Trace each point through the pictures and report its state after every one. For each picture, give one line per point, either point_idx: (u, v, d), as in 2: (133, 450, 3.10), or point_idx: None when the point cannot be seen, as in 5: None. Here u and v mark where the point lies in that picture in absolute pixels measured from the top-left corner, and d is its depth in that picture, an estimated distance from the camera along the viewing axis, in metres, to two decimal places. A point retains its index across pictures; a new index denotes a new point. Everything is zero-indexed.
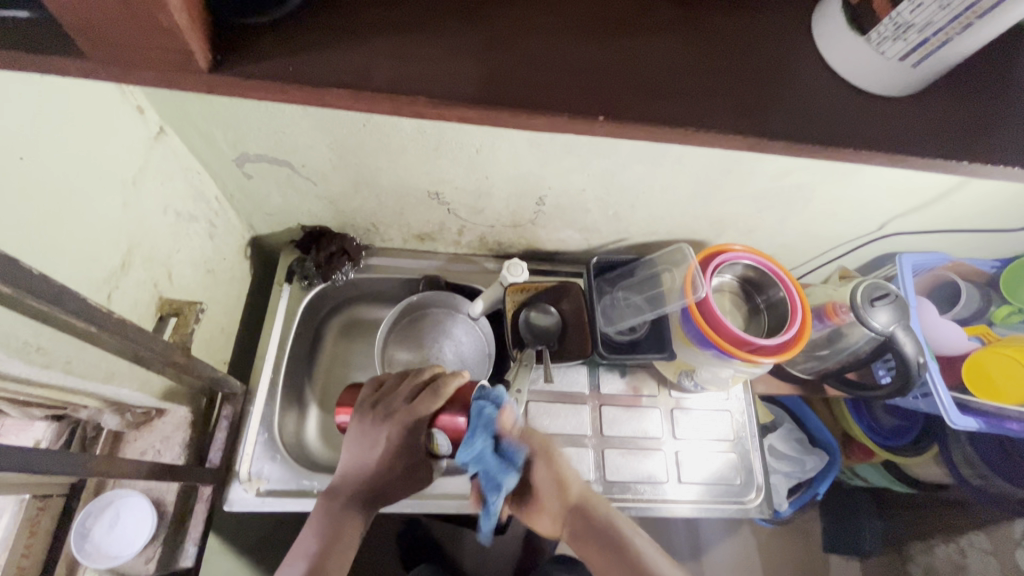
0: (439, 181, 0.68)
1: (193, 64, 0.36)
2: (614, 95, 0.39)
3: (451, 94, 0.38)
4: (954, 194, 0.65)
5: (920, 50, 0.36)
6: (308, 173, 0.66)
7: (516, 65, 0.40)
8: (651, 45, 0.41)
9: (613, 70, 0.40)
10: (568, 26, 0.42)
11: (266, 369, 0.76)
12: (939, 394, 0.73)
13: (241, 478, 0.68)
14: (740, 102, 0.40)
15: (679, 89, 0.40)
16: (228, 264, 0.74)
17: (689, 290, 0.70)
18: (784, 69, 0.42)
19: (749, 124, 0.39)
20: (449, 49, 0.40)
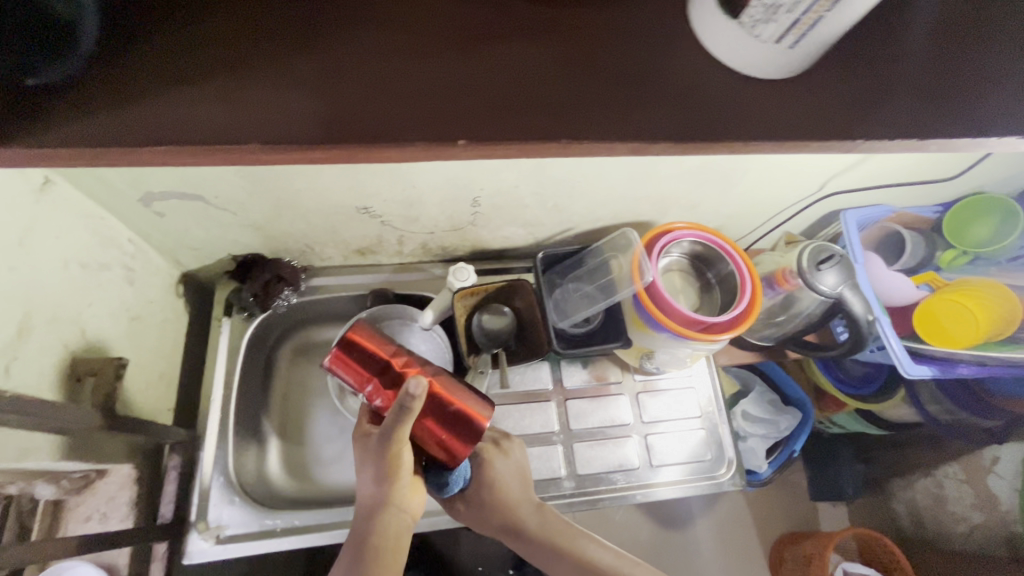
0: (365, 196, 0.65)
1: None
2: (467, 112, 0.39)
3: (290, 138, 0.37)
4: (874, 157, 0.67)
5: (794, 29, 0.35)
6: (223, 204, 0.63)
7: (362, 95, 0.39)
8: (509, 51, 0.40)
9: (471, 87, 0.39)
10: (419, 44, 0.40)
11: (214, 411, 0.73)
12: (893, 346, 0.73)
13: (200, 527, 0.66)
14: (602, 102, 0.39)
15: (543, 98, 0.39)
16: (157, 308, 0.70)
17: (637, 276, 0.69)
18: (657, 57, 0.41)
19: (616, 126, 0.39)
20: (281, 81, 0.39)
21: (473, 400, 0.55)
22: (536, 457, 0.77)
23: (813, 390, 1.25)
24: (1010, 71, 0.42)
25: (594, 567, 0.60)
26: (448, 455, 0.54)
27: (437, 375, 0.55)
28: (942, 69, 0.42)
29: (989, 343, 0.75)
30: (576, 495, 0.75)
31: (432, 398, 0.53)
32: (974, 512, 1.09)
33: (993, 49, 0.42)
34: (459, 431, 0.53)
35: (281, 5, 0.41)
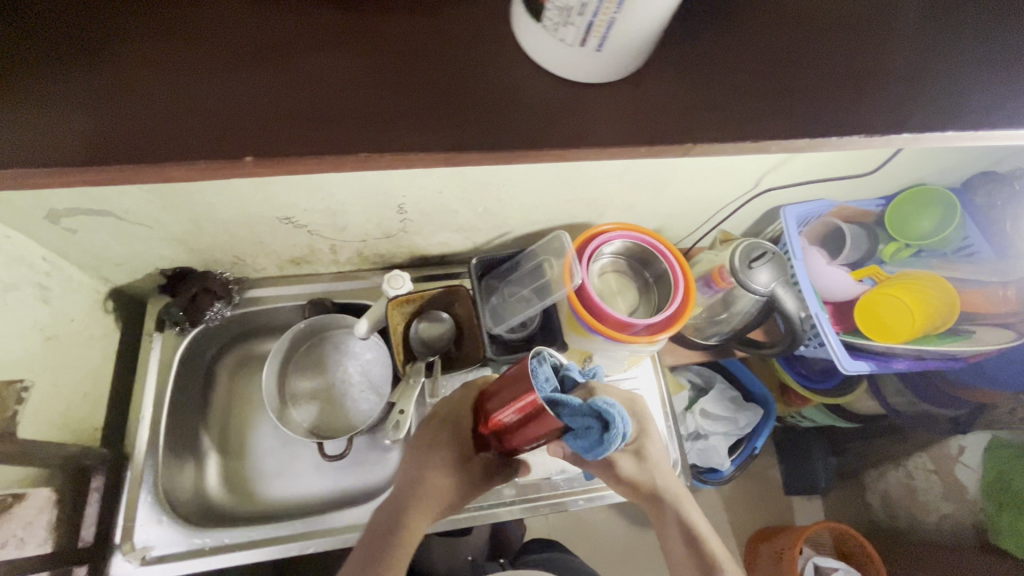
0: (284, 207, 0.64)
1: None
2: (250, 127, 0.37)
3: (49, 161, 0.34)
4: (800, 155, 0.68)
5: (592, 32, 0.34)
6: (136, 219, 0.62)
7: (133, 108, 0.37)
8: (304, 57, 0.39)
9: (261, 105, 0.37)
10: (210, 57, 0.38)
11: (144, 428, 0.72)
12: (831, 342, 0.72)
13: (124, 549, 0.65)
14: (392, 110, 0.38)
15: (345, 112, 0.38)
16: (79, 326, 0.69)
17: (567, 278, 0.68)
18: (481, 64, 0.40)
19: (394, 137, 0.37)
20: (47, 102, 0.36)
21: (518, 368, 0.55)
22: None
23: (778, 385, 1.24)
24: (886, 69, 0.42)
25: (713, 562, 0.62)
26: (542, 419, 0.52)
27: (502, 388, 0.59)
28: (819, 67, 0.42)
29: (929, 336, 0.76)
30: (516, 502, 0.75)
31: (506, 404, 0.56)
32: (943, 502, 1.09)
33: (869, 48, 0.42)
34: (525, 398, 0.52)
35: (62, 12, 0.38)
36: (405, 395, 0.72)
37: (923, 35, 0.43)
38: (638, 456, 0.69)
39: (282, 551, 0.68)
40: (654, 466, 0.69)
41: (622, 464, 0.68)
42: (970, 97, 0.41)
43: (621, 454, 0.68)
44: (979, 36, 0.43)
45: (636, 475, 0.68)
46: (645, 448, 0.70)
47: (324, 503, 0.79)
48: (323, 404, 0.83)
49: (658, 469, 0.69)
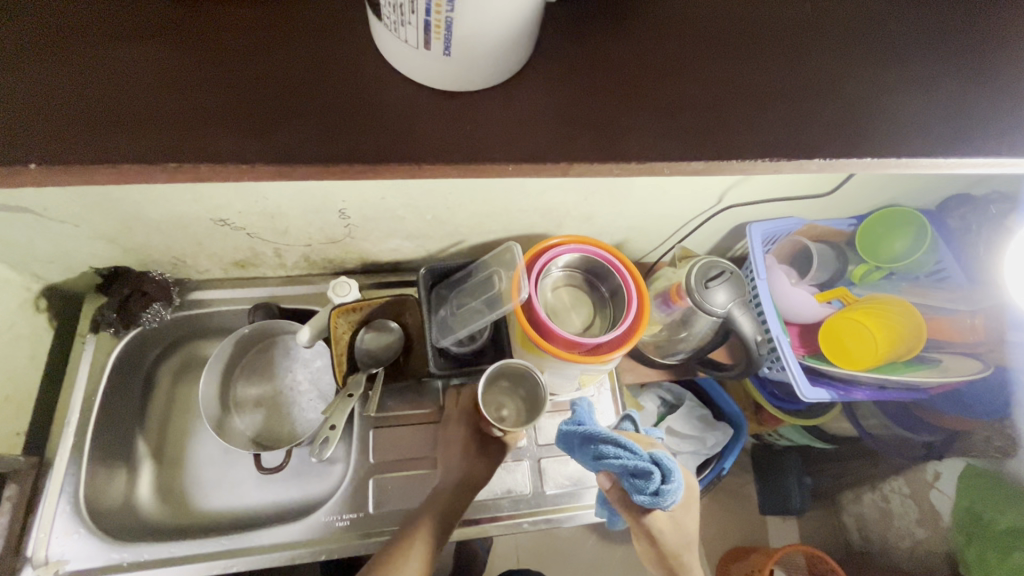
0: (217, 208, 0.61)
1: None
2: (45, 128, 0.36)
3: None
4: (753, 177, 0.67)
5: (431, 35, 0.33)
6: (58, 216, 0.59)
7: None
8: (119, 59, 0.39)
9: (67, 101, 0.37)
10: (11, 46, 0.37)
11: (69, 433, 0.69)
12: (791, 368, 0.69)
13: (35, 563, 0.62)
14: (200, 117, 0.38)
15: (162, 112, 0.37)
16: (5, 326, 0.66)
17: (514, 293, 0.65)
18: (318, 71, 0.40)
19: (200, 145, 0.37)
20: None
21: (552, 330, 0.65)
22: (420, 483, 0.73)
23: (751, 404, 1.21)
24: (800, 97, 0.42)
25: None
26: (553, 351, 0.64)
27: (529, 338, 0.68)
28: (731, 93, 0.41)
29: (895, 365, 0.73)
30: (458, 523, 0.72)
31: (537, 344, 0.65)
32: (917, 529, 1.05)
33: (784, 76, 0.42)
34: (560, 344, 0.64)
35: None
36: (338, 410, 0.68)
37: (839, 67, 0.43)
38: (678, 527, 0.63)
39: (206, 569, 0.65)
40: (686, 536, 0.64)
41: (663, 525, 0.62)
42: (877, 131, 0.41)
43: (666, 516, 0.62)
44: (893, 70, 0.43)
45: (670, 542, 0.62)
46: (684, 518, 0.64)
47: (261, 517, 0.75)
48: (267, 412, 0.80)
49: (688, 540, 0.64)
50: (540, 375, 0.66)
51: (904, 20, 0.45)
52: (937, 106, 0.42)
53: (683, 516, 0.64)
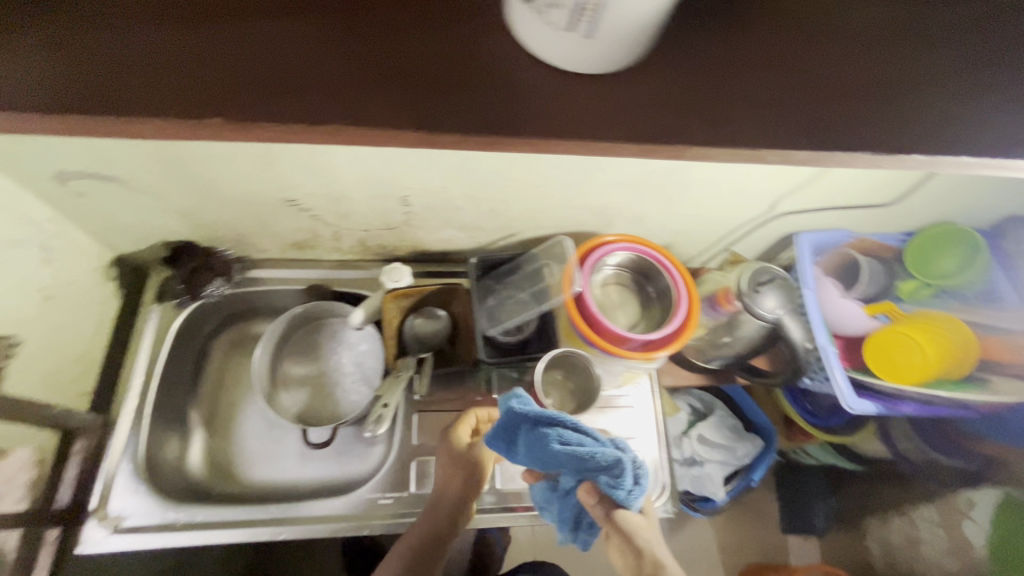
0: (289, 188, 0.64)
1: None
2: (215, 93, 0.42)
3: (34, 100, 0.40)
4: (830, 172, 0.63)
5: (584, 16, 0.39)
6: (142, 187, 0.62)
7: (118, 68, 0.42)
8: (271, 36, 0.45)
9: (234, 68, 0.43)
10: (193, 20, 0.45)
11: (133, 396, 0.72)
12: (836, 379, 0.68)
13: (99, 516, 0.64)
14: (338, 90, 0.43)
15: (308, 80, 0.43)
16: (80, 289, 0.69)
17: (566, 286, 0.67)
18: (432, 58, 0.45)
19: (343, 114, 0.43)
20: (42, 57, 0.42)
21: (600, 324, 0.66)
22: None
23: (781, 418, 1.20)
24: (860, 111, 0.45)
25: None
26: (599, 346, 0.66)
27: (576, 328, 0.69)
28: (795, 100, 0.46)
29: (942, 383, 0.73)
30: (495, 510, 0.73)
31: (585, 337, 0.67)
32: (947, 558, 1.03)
33: (849, 93, 0.46)
34: (608, 337, 0.66)
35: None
36: (392, 387, 0.73)
37: (893, 84, 0.46)
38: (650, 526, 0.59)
39: (253, 535, 0.68)
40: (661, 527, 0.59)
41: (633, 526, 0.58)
42: (931, 144, 0.44)
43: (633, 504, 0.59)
44: (953, 89, 0.46)
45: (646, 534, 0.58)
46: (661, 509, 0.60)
47: (302, 491, 0.78)
48: (313, 391, 0.82)
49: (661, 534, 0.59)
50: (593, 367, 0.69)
51: (966, 45, 0.48)
52: (994, 123, 0.45)
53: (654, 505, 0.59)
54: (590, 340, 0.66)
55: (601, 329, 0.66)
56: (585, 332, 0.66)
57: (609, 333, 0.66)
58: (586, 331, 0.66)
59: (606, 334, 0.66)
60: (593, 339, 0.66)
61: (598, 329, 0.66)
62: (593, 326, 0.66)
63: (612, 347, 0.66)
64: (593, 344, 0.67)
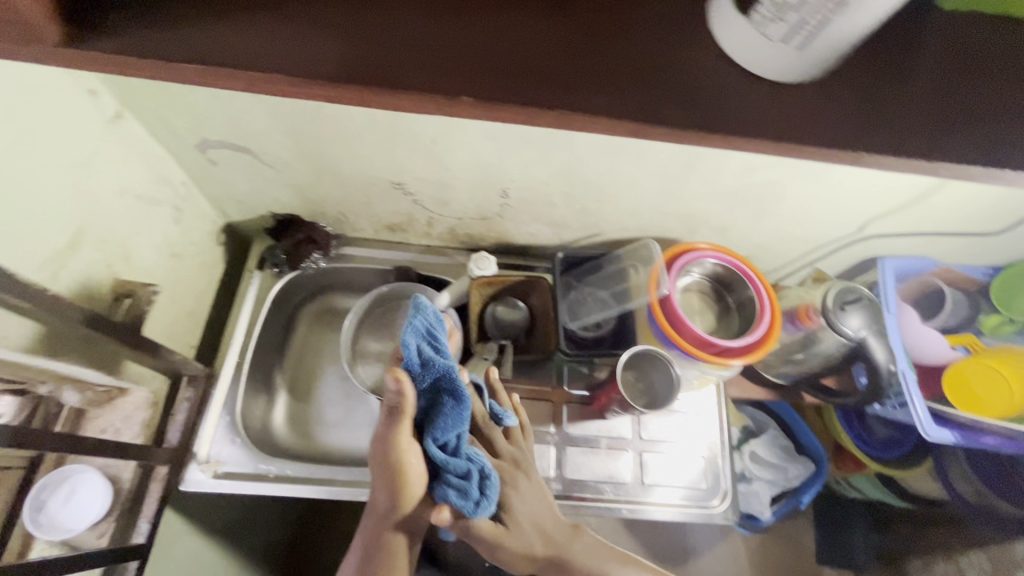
0: (400, 171, 0.68)
1: (40, 38, 0.37)
2: (471, 76, 0.41)
3: (305, 72, 0.40)
4: (941, 190, 0.62)
5: (802, 32, 0.38)
6: (270, 161, 0.67)
7: (381, 41, 0.42)
8: (521, 25, 0.43)
9: (488, 54, 0.42)
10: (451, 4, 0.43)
11: (233, 354, 0.77)
12: (915, 405, 0.68)
13: (199, 460, 0.70)
14: (582, 80, 0.42)
15: (563, 76, 0.42)
16: (198, 250, 0.75)
17: (652, 287, 0.70)
18: (661, 59, 0.44)
19: (585, 105, 0.41)
20: (303, 28, 0.41)
21: (683, 325, 0.68)
22: None
23: (832, 445, 1.19)
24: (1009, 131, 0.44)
25: None
26: (681, 346, 0.68)
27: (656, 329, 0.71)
28: (989, 110, 0.44)
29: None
30: (560, 498, 0.75)
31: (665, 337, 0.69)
32: None
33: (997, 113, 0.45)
34: (691, 338, 0.68)
35: None
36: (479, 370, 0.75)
37: None
38: (552, 530, 0.64)
39: (335, 494, 0.71)
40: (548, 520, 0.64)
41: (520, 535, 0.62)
42: None
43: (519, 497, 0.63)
44: None
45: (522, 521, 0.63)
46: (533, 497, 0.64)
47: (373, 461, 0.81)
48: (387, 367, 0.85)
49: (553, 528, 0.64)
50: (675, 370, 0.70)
51: None
52: None
53: (528, 484, 0.65)
54: (671, 340, 0.68)
55: (682, 329, 0.68)
56: (667, 331, 0.68)
57: (691, 334, 0.68)
58: (668, 329, 0.68)
59: (688, 334, 0.68)
60: (674, 338, 0.68)
61: (681, 330, 0.68)
62: (676, 326, 0.68)
63: (693, 347, 0.68)
64: (674, 345, 0.68)
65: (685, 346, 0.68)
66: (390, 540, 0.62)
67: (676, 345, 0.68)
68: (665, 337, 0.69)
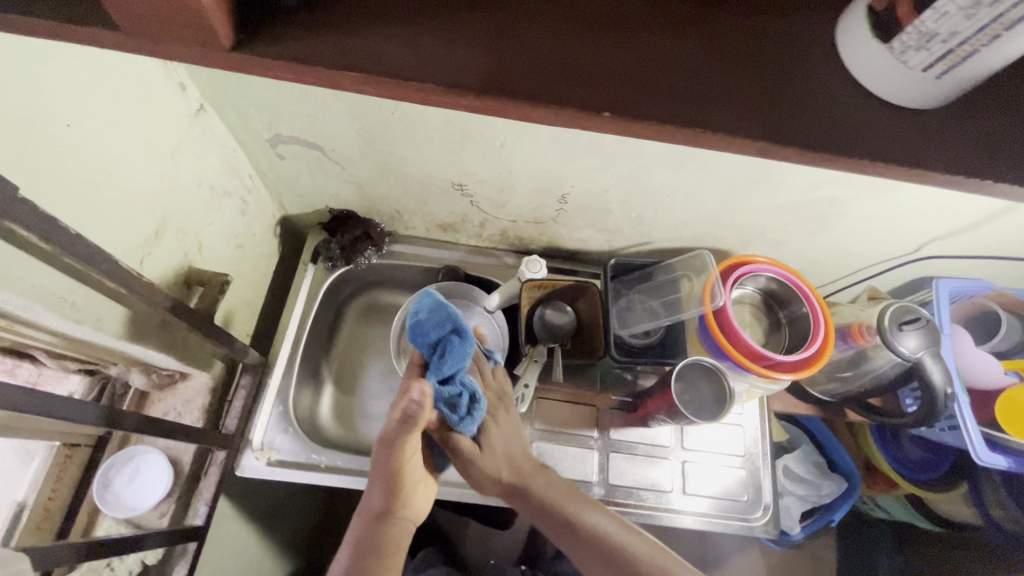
0: (463, 173, 0.69)
1: (213, 40, 0.28)
2: (679, 101, 0.30)
3: (455, 81, 0.29)
4: (1010, 213, 0.62)
5: (947, 61, 0.29)
6: (337, 157, 0.68)
7: (534, 50, 0.31)
8: (736, 42, 0.33)
9: (693, 75, 0.31)
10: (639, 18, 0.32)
11: (287, 344, 0.79)
12: (967, 428, 0.68)
13: (255, 448, 0.70)
14: (766, 90, 0.32)
15: (789, 106, 0.31)
16: (258, 241, 0.77)
17: (707, 298, 0.70)
18: (807, 64, 0.33)
19: (775, 125, 0.31)
20: (454, 33, 0.30)
21: (742, 340, 0.67)
22: (571, 456, 0.77)
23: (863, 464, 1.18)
24: None
25: (603, 539, 0.58)
26: (736, 360, 0.68)
27: (710, 339, 0.71)
28: None
29: None
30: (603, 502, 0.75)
31: (722, 351, 0.69)
32: None
33: None
34: (748, 354, 0.68)
35: None
36: (530, 372, 0.75)
37: None
38: (526, 457, 0.64)
39: None
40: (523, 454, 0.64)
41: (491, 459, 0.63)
42: None
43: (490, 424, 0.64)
44: None
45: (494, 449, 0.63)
46: (506, 431, 0.65)
47: None
48: None
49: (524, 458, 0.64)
50: (729, 383, 0.69)
51: None
52: None
53: (504, 418, 0.66)
54: (727, 353, 0.68)
55: (738, 343, 0.68)
56: (721, 346, 0.68)
57: (751, 351, 0.67)
58: (723, 342, 0.68)
59: (744, 348, 0.68)
60: (729, 352, 0.68)
61: (737, 343, 0.68)
62: (730, 344, 0.68)
63: (746, 360, 0.68)
64: (729, 357, 0.69)
65: (744, 359, 0.68)
66: (387, 532, 0.55)
67: (732, 359, 0.68)
68: (722, 351, 0.69)
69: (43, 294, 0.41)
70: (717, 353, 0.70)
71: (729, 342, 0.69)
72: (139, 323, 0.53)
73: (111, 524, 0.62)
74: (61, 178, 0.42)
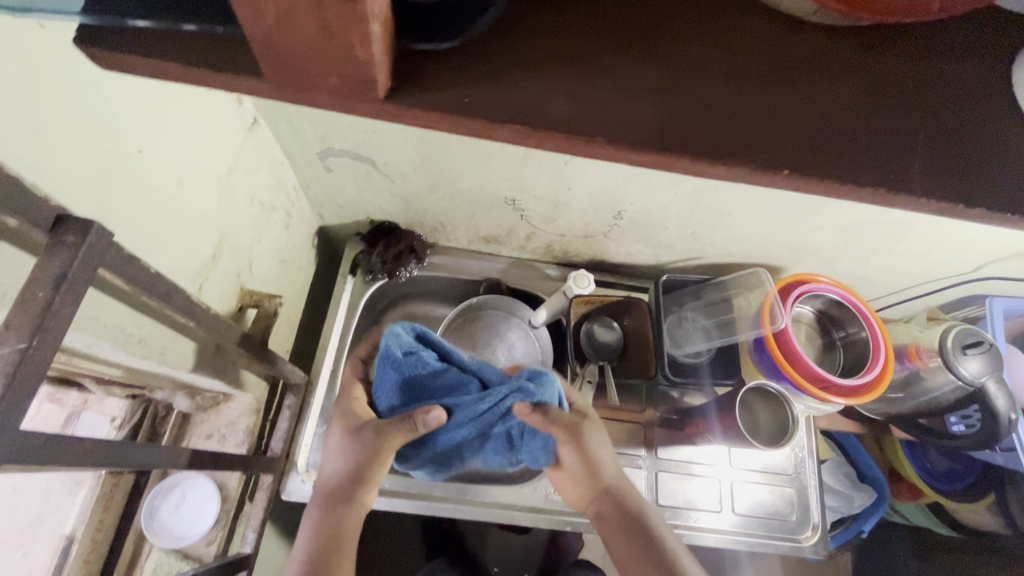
0: (519, 188, 0.66)
1: (370, 91, 0.28)
2: (851, 156, 0.29)
3: (623, 137, 0.29)
4: None
5: None
6: (388, 171, 0.65)
7: (699, 98, 0.30)
8: (903, 83, 0.32)
9: (861, 126, 0.30)
10: (805, 63, 0.31)
11: (327, 360, 0.76)
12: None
13: (300, 471, 0.69)
14: (943, 145, 0.31)
15: (953, 155, 0.30)
16: (299, 255, 0.74)
17: (766, 321, 0.67)
18: (976, 103, 0.32)
19: (948, 175, 0.30)
20: (621, 84, 0.30)
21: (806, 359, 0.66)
22: None
23: None
24: None
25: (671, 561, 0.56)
26: (796, 379, 0.66)
27: (768, 356, 0.69)
28: None
29: None
30: None
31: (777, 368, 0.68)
32: None
33: None
34: (809, 375, 0.66)
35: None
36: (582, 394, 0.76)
37: None
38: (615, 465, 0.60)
39: (431, 508, 0.71)
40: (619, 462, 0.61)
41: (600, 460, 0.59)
42: None
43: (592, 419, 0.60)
44: None
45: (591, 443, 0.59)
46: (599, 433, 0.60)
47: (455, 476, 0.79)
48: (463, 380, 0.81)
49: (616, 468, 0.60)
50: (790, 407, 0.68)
51: None
52: None
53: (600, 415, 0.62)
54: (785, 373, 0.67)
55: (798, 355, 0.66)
56: (779, 364, 0.67)
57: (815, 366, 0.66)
58: (782, 360, 0.67)
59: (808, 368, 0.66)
60: (789, 368, 0.66)
61: (800, 363, 0.66)
62: (790, 361, 0.67)
63: (807, 379, 0.66)
64: (790, 378, 0.67)
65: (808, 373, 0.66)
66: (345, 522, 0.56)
67: (790, 379, 0.67)
68: (779, 370, 0.68)
69: (114, 331, 0.40)
70: (774, 371, 0.69)
71: (789, 362, 0.67)
72: (193, 350, 0.51)
73: (158, 553, 0.59)
74: (133, 206, 0.39)
